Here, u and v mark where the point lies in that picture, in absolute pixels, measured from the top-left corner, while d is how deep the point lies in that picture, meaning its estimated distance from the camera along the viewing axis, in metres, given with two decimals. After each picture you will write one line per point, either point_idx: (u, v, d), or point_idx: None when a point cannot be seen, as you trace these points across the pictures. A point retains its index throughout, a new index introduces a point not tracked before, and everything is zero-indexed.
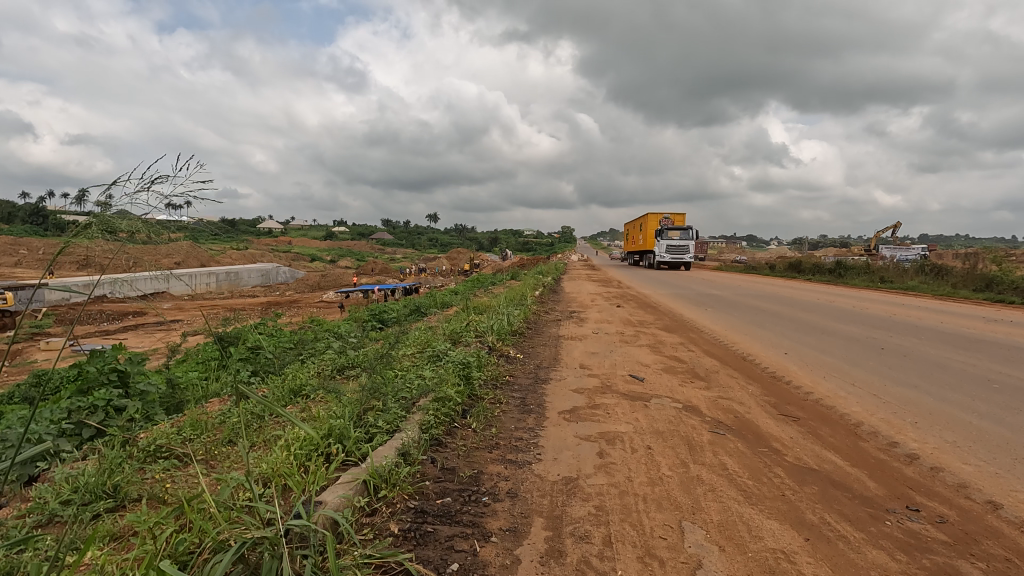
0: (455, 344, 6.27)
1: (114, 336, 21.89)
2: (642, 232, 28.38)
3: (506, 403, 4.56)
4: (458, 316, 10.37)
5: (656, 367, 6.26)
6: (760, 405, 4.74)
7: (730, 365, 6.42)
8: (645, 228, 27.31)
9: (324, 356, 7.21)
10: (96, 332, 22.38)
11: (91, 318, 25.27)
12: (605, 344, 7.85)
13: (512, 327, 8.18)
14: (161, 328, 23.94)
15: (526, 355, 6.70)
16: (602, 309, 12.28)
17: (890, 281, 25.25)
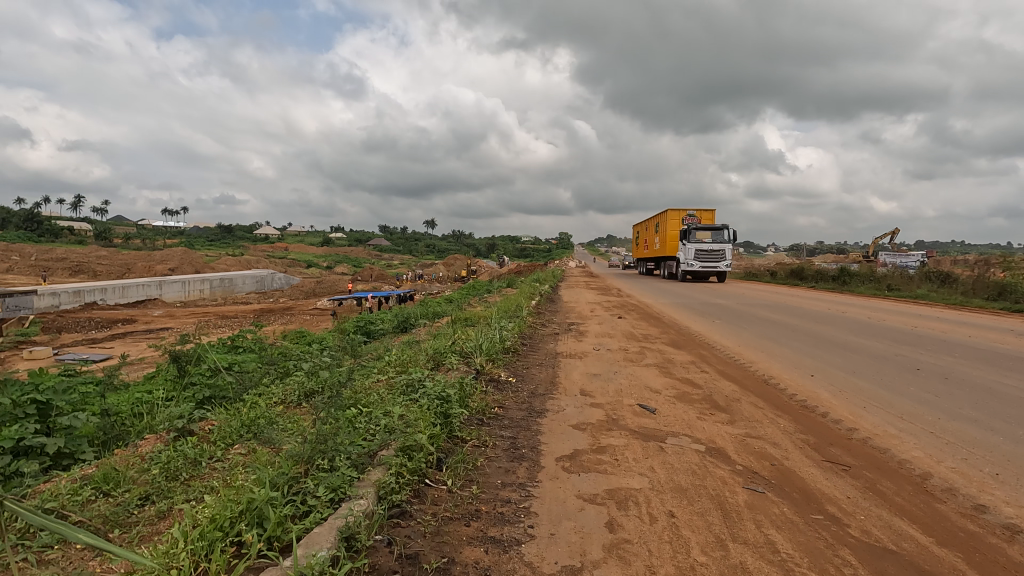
0: (437, 368, 5.47)
1: (101, 345, 21.20)
2: (660, 234, 26.42)
3: (492, 447, 3.77)
4: (447, 330, 9.57)
5: (667, 395, 5.44)
6: (797, 448, 3.94)
7: (752, 391, 5.61)
8: (664, 229, 25.34)
9: (292, 378, 6.42)
10: (83, 341, 21.69)
11: (80, 325, 24.59)
12: (608, 363, 7.06)
13: (504, 344, 7.38)
14: (149, 337, 23.10)
15: (519, 379, 5.90)
16: (604, 322, 11.45)
17: (897, 288, 24.52)
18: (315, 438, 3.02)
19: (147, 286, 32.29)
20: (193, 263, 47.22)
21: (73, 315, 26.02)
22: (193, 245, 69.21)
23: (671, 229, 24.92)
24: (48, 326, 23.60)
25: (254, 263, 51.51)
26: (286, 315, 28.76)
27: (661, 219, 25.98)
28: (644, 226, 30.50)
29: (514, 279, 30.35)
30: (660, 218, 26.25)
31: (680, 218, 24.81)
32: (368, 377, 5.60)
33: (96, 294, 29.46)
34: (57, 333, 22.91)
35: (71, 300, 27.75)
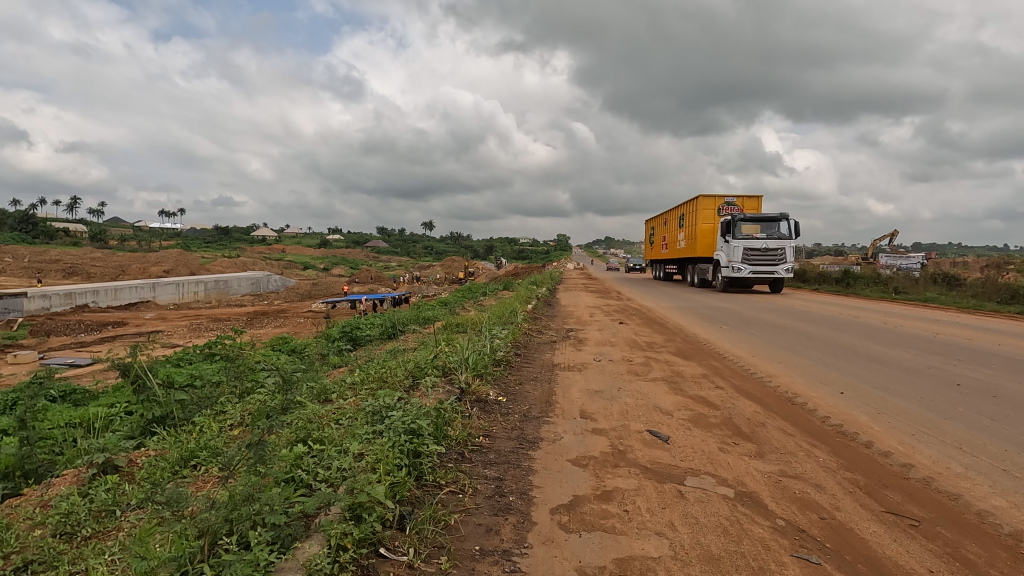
0: (413, 390, 4.73)
1: (89, 348, 20.51)
2: (688, 230, 22.22)
3: (471, 494, 3.04)
4: (434, 340, 8.82)
5: (681, 418, 4.72)
6: (845, 493, 3.22)
7: (778, 413, 4.87)
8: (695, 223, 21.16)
9: (254, 396, 5.71)
10: (70, 344, 20.96)
11: (69, 328, 23.87)
12: (610, 378, 6.33)
13: (494, 355, 6.63)
14: (139, 340, 22.37)
15: (511, 399, 5.15)
16: (604, 328, 10.72)
17: (903, 292, 23.83)
18: (232, 496, 2.31)
19: (140, 288, 31.50)
20: (188, 265, 46.47)
21: (62, 318, 25.25)
22: (191, 247, 68.38)
23: (706, 222, 20.59)
24: (36, 329, 22.86)
25: (251, 266, 50.82)
26: (282, 318, 28.03)
27: (693, 209, 21.61)
28: (667, 217, 26.18)
29: (512, 281, 29.65)
30: (690, 210, 21.93)
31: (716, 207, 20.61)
32: (335, 400, 4.86)
33: (88, 296, 28.65)
34: (45, 337, 22.20)
35: (61, 302, 26.96)
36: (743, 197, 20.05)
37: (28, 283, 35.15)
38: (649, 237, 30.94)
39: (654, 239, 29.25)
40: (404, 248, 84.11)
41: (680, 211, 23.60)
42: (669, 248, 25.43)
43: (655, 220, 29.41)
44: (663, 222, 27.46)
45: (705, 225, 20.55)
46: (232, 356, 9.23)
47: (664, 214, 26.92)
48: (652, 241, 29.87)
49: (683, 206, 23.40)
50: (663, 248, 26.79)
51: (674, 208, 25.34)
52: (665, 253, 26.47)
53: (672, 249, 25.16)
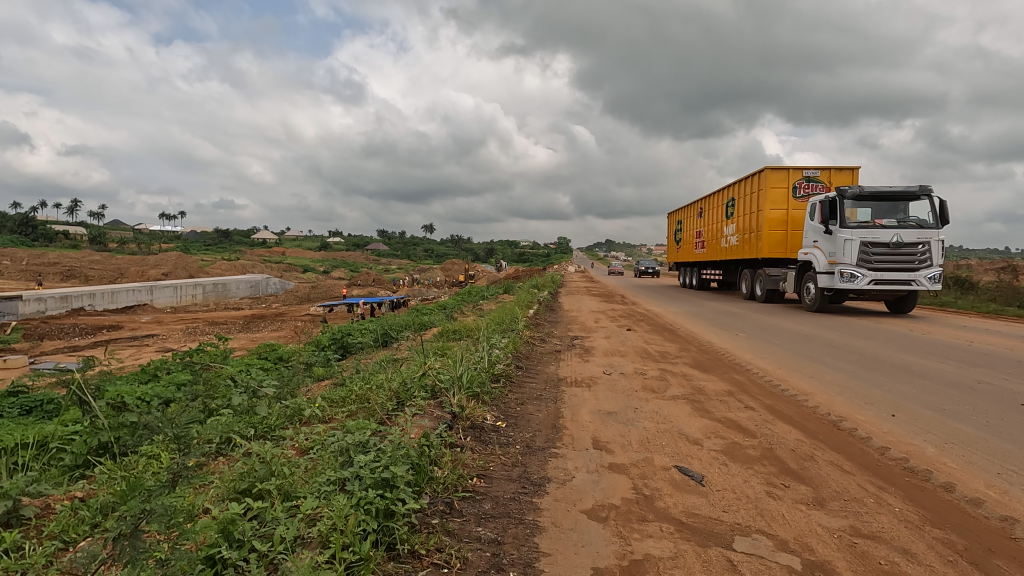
0: (393, 419, 4.00)
1: (81, 353, 19.87)
2: (745, 221, 17.18)
3: (460, 568, 2.32)
4: (428, 350, 8.11)
5: (712, 449, 3.99)
6: (945, 564, 2.49)
7: (827, 443, 4.13)
8: (758, 210, 16.08)
9: (218, 417, 5.03)
10: (62, 349, 20.32)
11: (63, 331, 23.23)
12: (625, 396, 5.59)
13: (492, 371, 5.89)
14: (133, 344, 21.66)
15: (511, 424, 4.42)
16: (611, 336, 9.98)
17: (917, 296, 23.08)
18: None
19: (137, 291, 30.87)
20: (187, 268, 45.79)
21: (57, 321, 24.58)
22: (191, 250, 67.82)
23: (775, 207, 15.62)
24: (29, 334, 22.23)
25: (250, 269, 50.08)
26: (279, 321, 27.30)
27: (752, 191, 16.79)
28: (707, 208, 21.46)
29: (513, 285, 28.87)
30: (747, 192, 17.19)
31: (788, 186, 15.54)
32: (302, 433, 4.14)
33: (84, 299, 27.95)
34: (38, 341, 21.58)
35: (57, 305, 26.31)
36: (826, 169, 15.34)
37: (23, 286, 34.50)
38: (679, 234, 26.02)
39: (687, 234, 24.37)
40: (404, 252, 83.38)
41: (729, 196, 18.90)
42: (713, 245, 20.65)
43: (687, 213, 24.65)
44: (699, 215, 22.73)
45: (773, 212, 15.62)
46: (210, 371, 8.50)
47: (702, 202, 22.14)
48: (684, 240, 25.01)
49: (732, 190, 18.68)
50: (703, 246, 21.93)
51: (716, 195, 20.52)
52: (706, 253, 21.53)
53: (717, 247, 20.40)
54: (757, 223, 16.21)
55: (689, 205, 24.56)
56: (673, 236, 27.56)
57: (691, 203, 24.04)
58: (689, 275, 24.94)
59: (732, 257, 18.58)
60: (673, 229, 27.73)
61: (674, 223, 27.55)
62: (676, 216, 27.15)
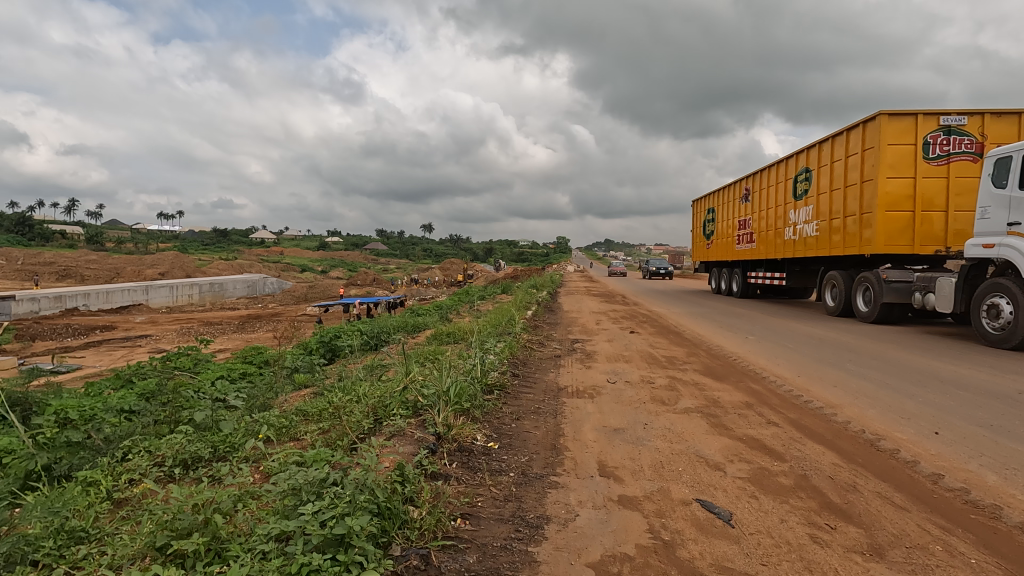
0: (366, 446, 3.43)
1: (72, 354, 19.33)
2: (831, 202, 12.05)
3: None
4: (418, 356, 7.55)
5: (737, 477, 3.43)
6: None
7: (870, 470, 3.59)
8: (861, 183, 10.85)
9: (178, 433, 4.54)
10: (53, 350, 19.75)
11: (55, 332, 22.67)
12: (633, 410, 5.02)
13: (485, 381, 5.30)
14: (125, 345, 21.09)
15: (504, 446, 3.86)
16: (614, 339, 9.41)
17: None
18: None
19: (132, 292, 30.28)
20: (184, 267, 45.11)
21: (50, 322, 24.00)
22: (189, 249, 67.28)
23: (898, 176, 10.25)
24: (21, 334, 21.72)
25: (246, 269, 49.45)
26: (275, 322, 26.67)
27: (846, 155, 11.48)
28: (755, 190, 16.45)
29: (510, 285, 28.25)
30: (830, 159, 12.13)
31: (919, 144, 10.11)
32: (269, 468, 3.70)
33: (78, 299, 27.39)
34: (28, 341, 20.96)
35: (50, 306, 25.75)
36: (972, 114, 9.98)
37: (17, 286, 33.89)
38: (710, 226, 20.69)
39: (723, 228, 19.30)
40: (403, 252, 82.54)
41: (796, 171, 13.81)
42: (767, 238, 15.54)
43: (721, 201, 19.54)
44: (739, 204, 17.73)
45: (894, 184, 10.26)
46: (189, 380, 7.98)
47: (745, 183, 17.09)
48: (718, 233, 19.84)
49: (800, 161, 13.63)
50: (750, 241, 16.76)
51: (767, 174, 15.58)
52: (756, 250, 16.33)
53: (771, 243, 15.33)
54: (859, 201, 10.98)
55: (723, 189, 19.50)
56: (700, 231, 22.43)
57: (726, 185, 18.96)
58: (725, 278, 19.65)
59: (802, 253, 13.52)
60: (699, 222, 22.52)
61: (700, 215, 22.34)
62: (703, 206, 22.00)
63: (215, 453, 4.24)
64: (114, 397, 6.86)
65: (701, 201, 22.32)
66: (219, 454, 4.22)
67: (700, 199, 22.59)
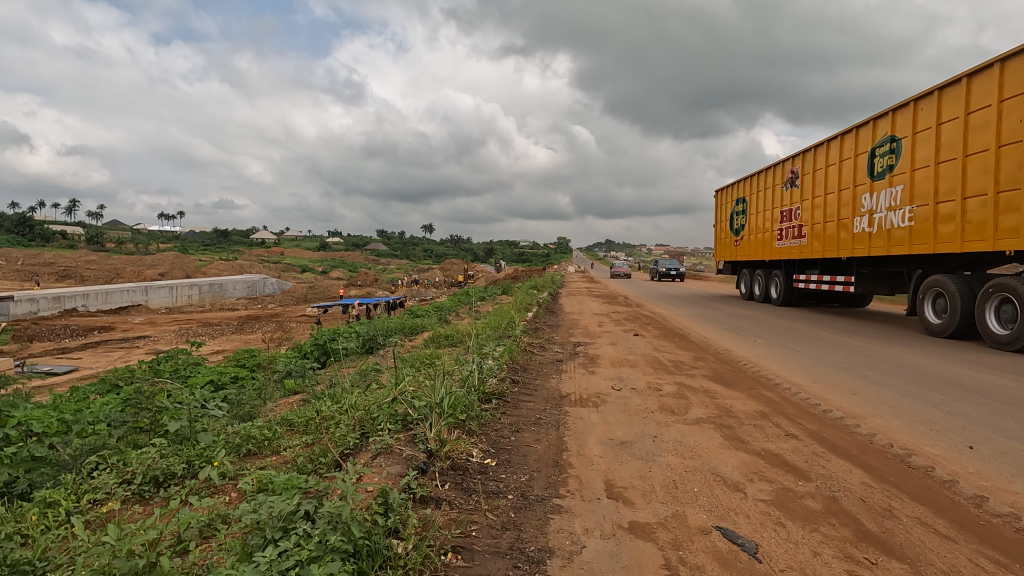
0: (347, 469, 3.11)
1: (69, 355, 19.04)
2: (936, 179, 9.20)
3: None
4: (413, 361, 7.24)
5: (760, 500, 3.11)
6: None
7: (907, 492, 3.25)
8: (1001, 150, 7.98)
9: (151, 444, 4.27)
10: (50, 351, 19.46)
11: (53, 333, 22.40)
12: (640, 420, 4.70)
13: (482, 389, 4.97)
14: (123, 347, 20.79)
15: (502, 463, 3.55)
16: (618, 342, 9.10)
17: None
18: None
19: (132, 292, 30.00)
20: (184, 268, 44.84)
21: (48, 322, 23.74)
22: (190, 249, 67.10)
23: None
24: (18, 334, 21.42)
25: (246, 270, 49.18)
26: (274, 322, 26.37)
27: (962, 116, 8.68)
28: (806, 174, 13.57)
29: (512, 286, 27.92)
30: (986, 102, 8.24)
31: None
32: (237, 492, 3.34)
33: (77, 299, 27.10)
34: (25, 342, 20.69)
35: (49, 306, 25.50)
36: None
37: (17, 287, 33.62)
38: (738, 222, 17.99)
39: (758, 222, 16.44)
40: (404, 252, 82.30)
41: (873, 143, 10.88)
42: (823, 232, 12.70)
43: (755, 190, 16.71)
44: (781, 192, 14.90)
45: None
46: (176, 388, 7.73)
47: (792, 165, 14.22)
48: (751, 228, 16.97)
49: (946, 100, 9.01)
50: (798, 235, 13.91)
51: (825, 152, 12.67)
52: (807, 247, 13.45)
53: (829, 237, 12.51)
54: (988, 172, 8.16)
55: (757, 176, 16.66)
56: (726, 226, 19.48)
57: (765, 169, 16.09)
58: (763, 282, 16.62)
59: (879, 249, 10.64)
60: (725, 216, 19.56)
61: (728, 207, 19.40)
62: (731, 197, 19.11)
63: (188, 467, 3.96)
64: (94, 404, 6.57)
65: (727, 191, 19.40)
66: (193, 470, 3.94)
67: (724, 189, 19.68)
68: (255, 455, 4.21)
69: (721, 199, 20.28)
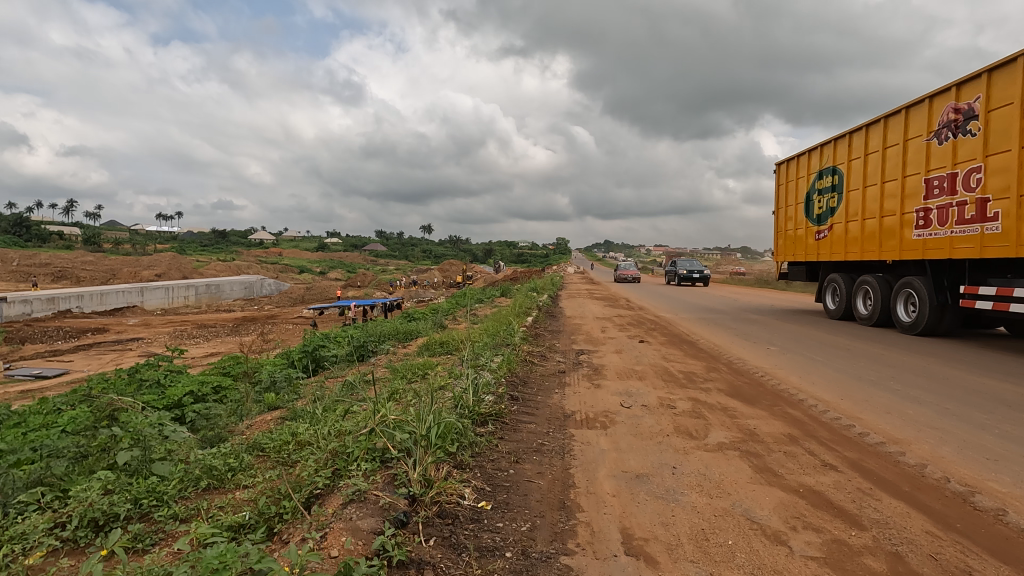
0: (313, 523, 2.59)
1: (61, 357, 18.47)
2: None
3: None
4: (405, 373, 6.71)
5: (809, 558, 2.57)
6: None
7: (985, 547, 2.71)
8: None
9: (99, 476, 3.73)
10: (42, 353, 18.90)
11: (46, 335, 21.83)
12: (655, 445, 4.17)
13: (476, 409, 4.43)
14: (116, 349, 20.21)
15: (499, 506, 3.03)
16: (623, 350, 8.57)
17: None
18: None
19: (129, 293, 29.37)
20: (182, 269, 44.17)
21: (41, 324, 23.12)
22: (189, 250, 66.49)
23: None
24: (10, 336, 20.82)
25: (244, 270, 48.66)
26: (270, 324, 25.81)
27: None
28: (994, 108, 8.08)
29: (512, 288, 27.35)
30: None
31: None
32: (189, 543, 2.83)
33: (72, 301, 26.52)
34: (16, 343, 20.16)
35: (44, 307, 24.92)
36: None
37: (12, 288, 33.02)
38: (823, 205, 12.63)
39: (862, 201, 11.09)
40: (403, 253, 81.97)
41: None
42: None
43: (854, 153, 11.36)
44: (916, 148, 9.59)
45: None
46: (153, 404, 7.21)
47: (955, 100, 8.79)
48: (853, 209, 11.41)
49: None
50: (977, 215, 8.40)
51: None
52: (1004, 235, 7.95)
53: None
54: None
55: (859, 134, 11.29)
56: (798, 213, 13.90)
57: (882, 117, 10.51)
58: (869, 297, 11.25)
59: None
60: (797, 197, 13.94)
61: (799, 184, 13.88)
62: (802, 171, 13.65)
63: (135, 508, 3.40)
64: (54, 422, 5.99)
65: (796, 163, 13.89)
66: (140, 511, 3.39)
67: (789, 160, 14.17)
68: (216, 491, 3.66)
69: (784, 175, 14.69)
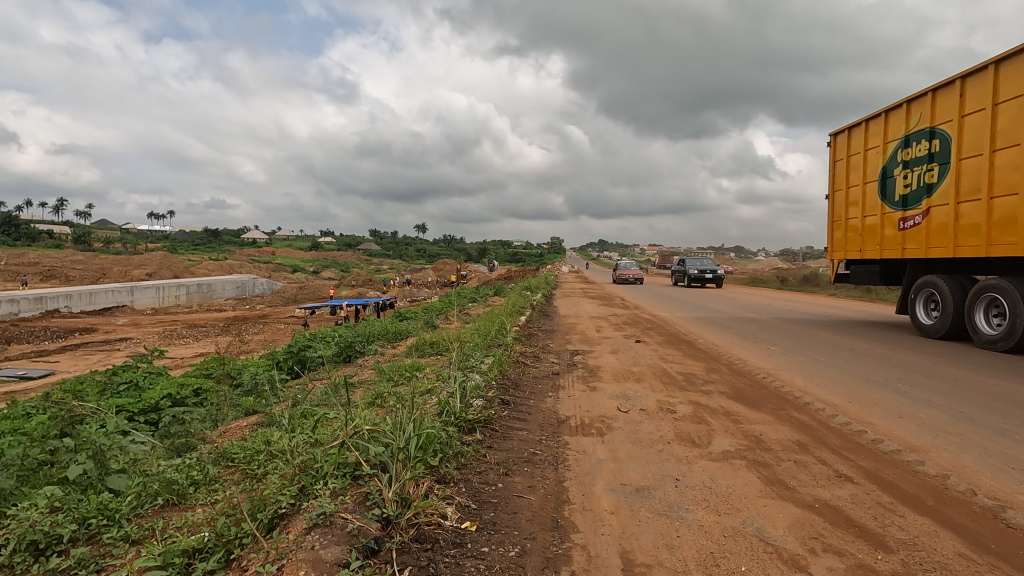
0: (268, 556, 2.26)
1: (45, 358, 17.96)
2: None
3: None
4: (391, 375, 6.38)
5: None
6: None
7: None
8: None
9: (46, 492, 3.38)
10: (26, 354, 18.38)
11: (32, 335, 21.30)
12: (655, 454, 3.87)
13: (461, 415, 4.11)
14: (103, 349, 19.71)
15: (484, 525, 2.72)
16: (620, 351, 8.27)
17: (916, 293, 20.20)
18: None
19: (118, 292, 28.78)
20: (173, 269, 43.52)
21: (27, 324, 22.56)
22: (181, 249, 65.73)
23: None
24: None
25: (236, 269, 48.09)
26: (261, 324, 25.33)
27: None
28: None
29: (506, 287, 27.00)
30: None
31: None
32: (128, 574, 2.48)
33: (60, 301, 25.96)
34: (1, 343, 19.68)
35: (30, 307, 24.35)
36: None
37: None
38: (908, 182, 9.53)
39: (988, 170, 7.86)
40: (398, 252, 81.49)
41: None
42: None
43: (970, 106, 8.18)
44: None
45: None
46: (127, 408, 6.84)
47: None
48: (969, 184, 8.21)
49: None
50: None
51: None
52: None
53: None
54: None
55: (975, 80, 8.17)
56: (867, 195, 10.61)
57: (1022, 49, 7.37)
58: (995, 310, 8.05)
59: None
60: (866, 173, 10.60)
61: (860, 159, 10.83)
62: (873, 141, 10.37)
63: (81, 528, 3.06)
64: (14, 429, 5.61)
65: (866, 129, 10.56)
66: (87, 532, 3.05)
67: (855, 126, 10.84)
68: (175, 508, 3.33)
69: (843, 147, 11.35)
